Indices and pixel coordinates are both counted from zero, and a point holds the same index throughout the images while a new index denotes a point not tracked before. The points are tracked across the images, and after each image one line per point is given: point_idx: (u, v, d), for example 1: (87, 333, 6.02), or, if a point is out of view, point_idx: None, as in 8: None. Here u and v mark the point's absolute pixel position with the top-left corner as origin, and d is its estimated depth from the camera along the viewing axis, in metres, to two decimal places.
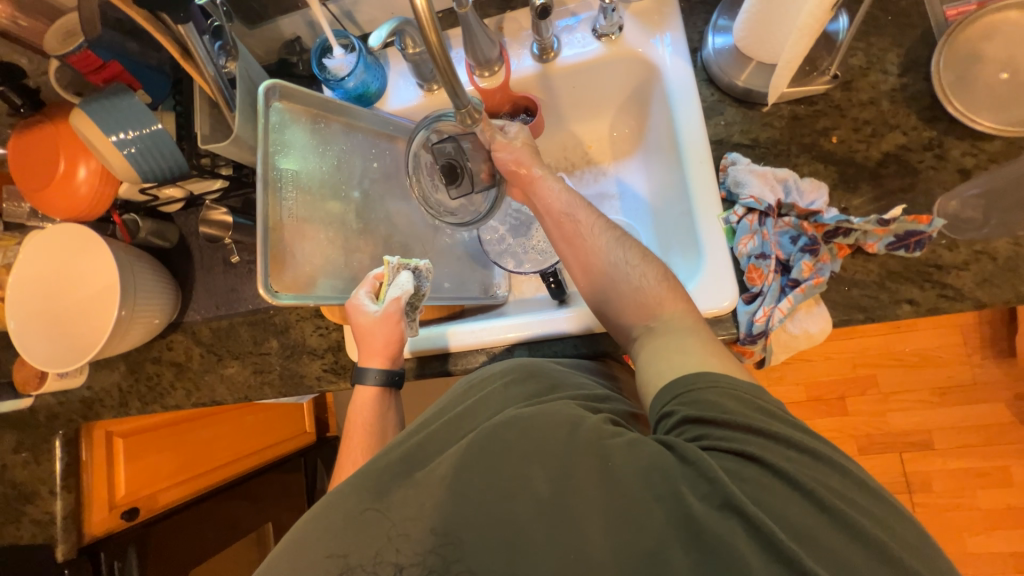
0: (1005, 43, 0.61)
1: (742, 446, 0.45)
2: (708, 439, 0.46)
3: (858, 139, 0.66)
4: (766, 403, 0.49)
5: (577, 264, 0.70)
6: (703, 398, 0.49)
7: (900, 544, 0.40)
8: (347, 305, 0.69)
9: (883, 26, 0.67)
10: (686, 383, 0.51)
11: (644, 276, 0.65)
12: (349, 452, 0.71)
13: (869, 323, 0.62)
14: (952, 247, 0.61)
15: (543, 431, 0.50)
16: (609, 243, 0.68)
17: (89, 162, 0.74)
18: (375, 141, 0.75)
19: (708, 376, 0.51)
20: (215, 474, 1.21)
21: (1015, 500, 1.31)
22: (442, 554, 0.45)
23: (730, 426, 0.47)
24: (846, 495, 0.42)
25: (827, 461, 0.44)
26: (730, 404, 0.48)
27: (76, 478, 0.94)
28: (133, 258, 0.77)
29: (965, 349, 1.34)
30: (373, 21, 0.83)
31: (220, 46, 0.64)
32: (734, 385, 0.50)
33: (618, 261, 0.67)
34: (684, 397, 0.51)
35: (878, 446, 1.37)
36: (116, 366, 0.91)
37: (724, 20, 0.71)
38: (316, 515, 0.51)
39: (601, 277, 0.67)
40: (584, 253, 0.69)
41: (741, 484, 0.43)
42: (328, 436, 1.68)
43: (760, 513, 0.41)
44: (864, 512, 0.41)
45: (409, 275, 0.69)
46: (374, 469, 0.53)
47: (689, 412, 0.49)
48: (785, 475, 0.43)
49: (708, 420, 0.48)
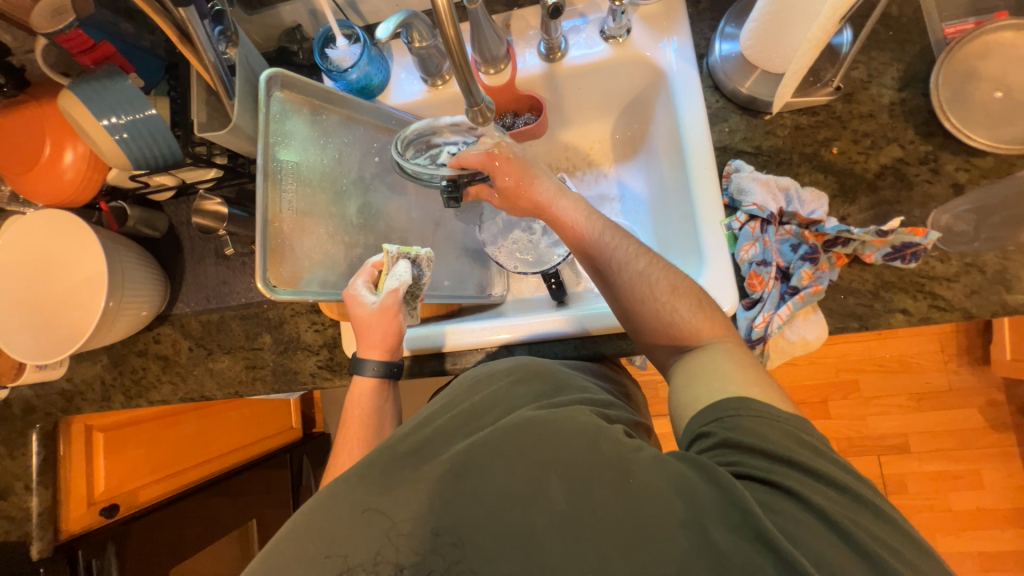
0: (1000, 62, 0.63)
1: (777, 478, 0.45)
2: (743, 469, 0.47)
3: (858, 151, 0.67)
4: (809, 436, 0.48)
5: (607, 289, 0.66)
6: (745, 426, 0.49)
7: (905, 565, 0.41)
8: (344, 295, 0.66)
9: (883, 41, 0.68)
10: (726, 408, 0.51)
11: (674, 310, 0.60)
12: (345, 443, 0.70)
13: (863, 331, 0.64)
14: (944, 259, 0.62)
15: (571, 449, 0.49)
16: (643, 271, 0.63)
17: (77, 147, 0.71)
18: (375, 134, 0.74)
19: (751, 405, 0.50)
20: (198, 469, 1.19)
21: (985, 501, 1.36)
22: (445, 555, 0.46)
23: (768, 457, 0.47)
24: (861, 522, 0.43)
25: (857, 497, 0.44)
26: (771, 434, 0.48)
27: (52, 474, 0.91)
28: (121, 248, 0.74)
29: (943, 356, 1.38)
30: (376, 12, 0.82)
31: (220, 31, 0.63)
32: (775, 415, 0.49)
33: (642, 298, 0.62)
34: (722, 423, 0.50)
35: (858, 448, 1.41)
36: (98, 358, 0.88)
37: (731, 28, 0.71)
38: (319, 504, 0.50)
39: (632, 307, 0.63)
40: (615, 281, 0.64)
41: (772, 516, 0.43)
42: (315, 432, 1.65)
43: (788, 546, 0.41)
44: (874, 536, 0.42)
45: (407, 264, 0.68)
46: (381, 460, 0.53)
47: (730, 438, 0.49)
48: (816, 510, 0.43)
49: (745, 448, 0.48)
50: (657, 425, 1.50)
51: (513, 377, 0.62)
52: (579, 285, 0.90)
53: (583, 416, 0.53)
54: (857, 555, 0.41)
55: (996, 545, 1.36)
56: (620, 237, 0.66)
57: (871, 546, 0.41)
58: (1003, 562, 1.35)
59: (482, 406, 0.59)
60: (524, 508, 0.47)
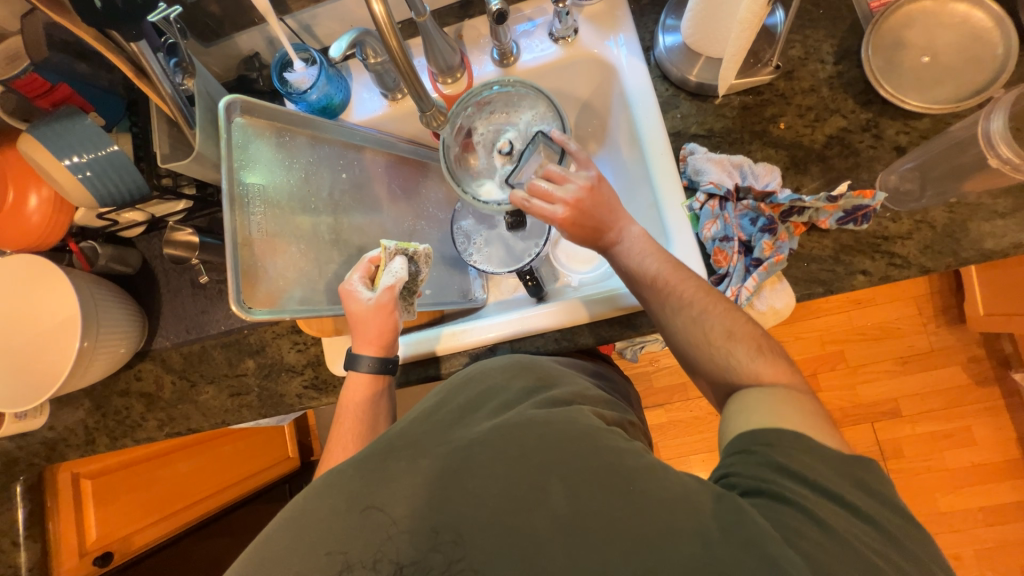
0: (923, 29, 0.66)
1: (813, 509, 0.44)
2: (772, 488, 0.46)
3: (804, 124, 0.70)
4: (857, 477, 0.47)
5: (672, 335, 0.63)
6: (799, 461, 0.47)
7: (862, 537, 0.43)
8: (340, 290, 0.68)
9: (816, 19, 0.72)
10: (786, 440, 0.48)
11: (730, 354, 0.58)
12: (339, 437, 0.70)
13: (829, 295, 0.66)
14: (896, 218, 0.65)
15: (567, 453, 0.50)
16: (703, 312, 0.60)
17: (41, 190, 0.71)
18: (342, 152, 0.75)
19: (810, 443, 0.48)
20: (193, 509, 1.18)
21: (979, 457, 1.39)
22: (445, 552, 0.47)
23: (813, 490, 0.45)
24: (824, 507, 0.45)
25: (835, 496, 0.45)
26: (826, 473, 0.46)
27: (42, 526, 0.89)
28: (95, 288, 0.74)
29: (921, 318, 1.42)
30: (332, 35, 0.84)
31: (176, 64, 0.64)
32: (833, 459, 0.47)
33: (695, 340, 0.61)
34: (778, 451, 0.48)
35: (852, 417, 1.43)
36: (80, 403, 0.86)
37: (672, 20, 0.74)
38: (316, 493, 0.52)
39: (693, 349, 0.61)
40: (676, 328, 0.62)
41: (774, 521, 0.44)
42: (312, 460, 1.62)
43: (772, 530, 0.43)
44: (832, 512, 0.44)
45: (404, 260, 0.69)
46: (377, 453, 0.54)
47: (780, 465, 0.47)
48: (813, 517, 0.44)
49: (793, 478, 0.46)
50: (654, 415, 1.50)
51: (510, 374, 0.63)
52: (558, 281, 0.92)
53: (583, 416, 0.55)
54: (820, 524, 0.43)
55: (994, 499, 1.38)
56: (678, 281, 0.62)
57: (835, 529, 0.43)
58: (1003, 517, 1.37)
59: (479, 399, 0.60)
60: (521, 503, 0.48)
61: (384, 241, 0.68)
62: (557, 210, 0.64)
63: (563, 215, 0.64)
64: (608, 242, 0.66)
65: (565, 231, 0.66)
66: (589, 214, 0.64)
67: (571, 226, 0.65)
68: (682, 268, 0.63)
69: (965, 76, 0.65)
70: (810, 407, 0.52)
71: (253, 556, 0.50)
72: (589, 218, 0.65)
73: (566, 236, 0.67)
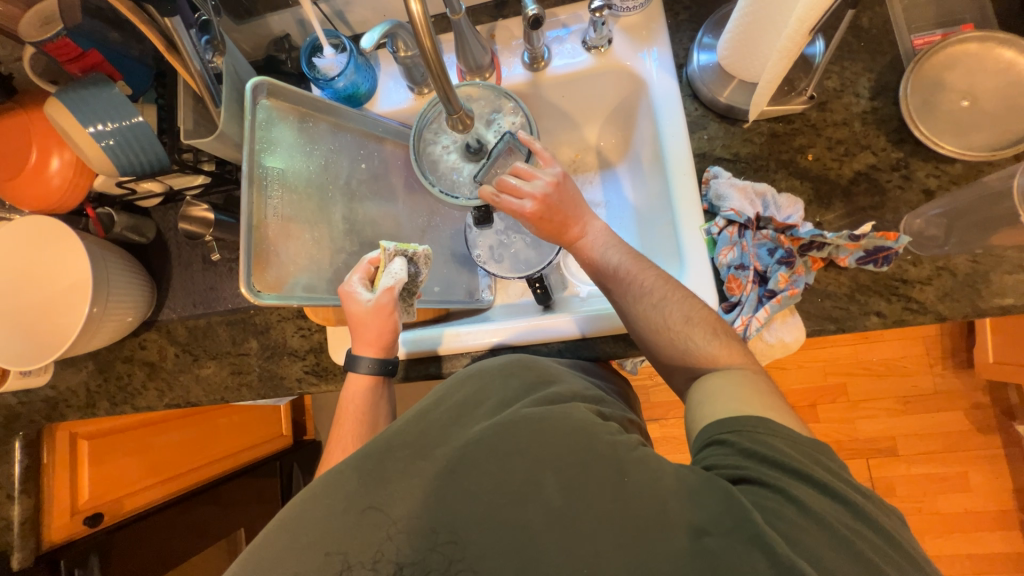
0: (967, 72, 0.65)
1: (787, 487, 0.45)
2: (748, 473, 0.46)
3: (832, 158, 0.69)
4: (826, 459, 0.48)
5: (634, 326, 0.65)
6: (760, 439, 0.48)
7: (884, 560, 0.41)
8: (339, 290, 0.67)
9: (855, 51, 0.70)
10: (744, 423, 0.50)
11: (689, 339, 0.60)
12: (339, 437, 0.70)
13: (840, 333, 0.65)
14: (917, 262, 0.64)
15: (563, 448, 0.50)
16: (663, 299, 0.62)
17: (63, 153, 0.71)
18: (363, 142, 0.75)
19: (772, 424, 0.49)
20: (186, 478, 1.18)
21: (973, 504, 1.37)
22: (445, 553, 0.47)
23: (782, 469, 0.46)
24: (832, 511, 0.44)
25: (832, 494, 0.45)
26: (791, 451, 0.47)
27: (35, 482, 0.89)
28: (107, 254, 0.74)
29: (928, 359, 1.40)
30: (364, 23, 0.83)
31: (208, 41, 0.64)
32: (796, 438, 0.48)
33: (656, 327, 0.62)
34: (742, 435, 0.49)
35: (848, 452, 1.42)
36: (83, 365, 0.87)
37: (709, 38, 0.73)
38: (314, 494, 0.52)
39: (653, 336, 0.63)
40: (635, 315, 0.64)
41: (771, 518, 0.43)
42: (305, 440, 1.64)
43: (788, 551, 0.41)
44: (858, 537, 0.42)
45: (404, 261, 0.68)
46: (375, 451, 0.54)
47: (745, 446, 0.48)
48: (808, 511, 0.43)
49: (760, 458, 0.47)
50: (650, 430, 1.50)
51: (506, 375, 0.62)
52: (567, 290, 0.92)
53: (579, 411, 0.54)
54: (843, 553, 0.41)
55: (984, 547, 1.36)
56: (638, 271, 0.65)
57: (845, 535, 0.42)
58: (992, 566, 1.36)
59: (476, 398, 0.60)
60: (519, 515, 0.47)
61: (385, 243, 0.67)
62: (525, 204, 0.65)
63: (530, 210, 0.65)
64: (572, 237, 0.70)
65: (533, 225, 0.68)
66: (553, 208, 0.66)
67: (532, 220, 0.67)
68: (643, 260, 0.66)
69: (1005, 124, 0.63)
70: (775, 397, 0.54)
71: (252, 557, 0.49)
72: (555, 212, 0.67)
73: (532, 229, 0.69)
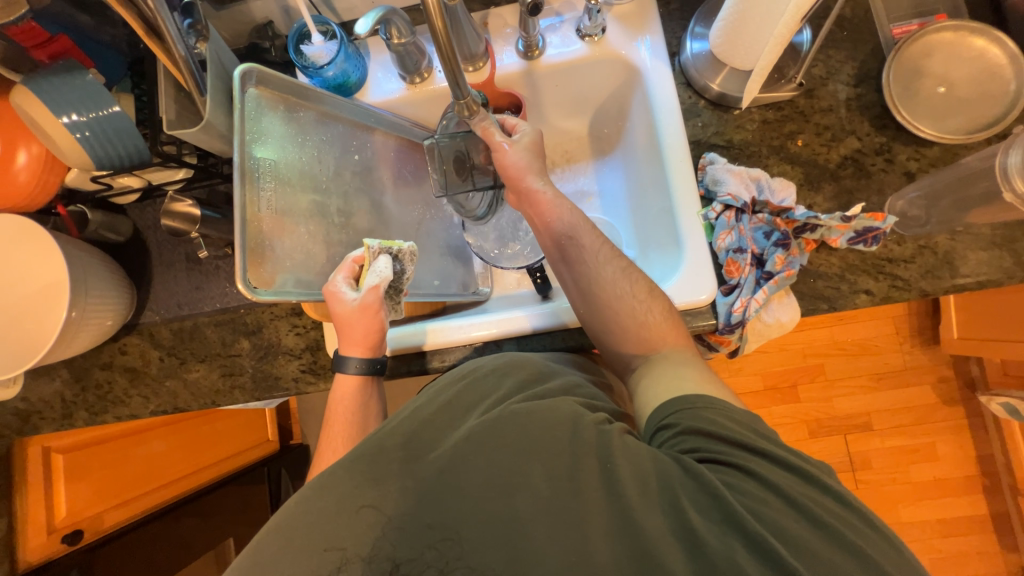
0: (941, 60, 0.68)
1: (740, 461, 0.49)
2: (704, 449, 0.51)
3: (820, 143, 0.71)
4: (760, 427, 0.53)
5: (596, 292, 0.67)
6: (699, 414, 0.53)
7: (854, 529, 0.46)
8: (324, 290, 0.65)
9: (839, 40, 0.73)
10: (688, 402, 0.55)
11: (649, 312, 0.64)
12: (329, 440, 0.68)
13: (832, 312, 0.68)
14: (900, 241, 0.67)
15: (550, 440, 0.51)
16: (624, 273, 0.67)
17: (30, 146, 0.67)
18: (354, 132, 0.72)
19: (709, 400, 0.55)
20: (162, 492, 1.12)
21: (942, 472, 1.46)
22: (441, 550, 0.47)
23: (727, 442, 0.51)
24: (801, 488, 0.48)
25: (780, 462, 0.49)
26: (728, 423, 0.52)
27: (7, 500, 0.84)
28: (83, 255, 0.70)
29: (898, 338, 1.48)
30: (351, 9, 0.81)
31: (190, 25, 0.59)
32: (731, 411, 0.54)
33: (621, 294, 0.65)
34: (685, 414, 0.54)
35: (826, 429, 1.49)
36: (57, 374, 0.82)
37: (700, 28, 0.74)
38: (306, 500, 0.50)
39: (614, 302, 0.65)
40: (598, 282, 0.67)
41: (736, 493, 0.47)
42: (292, 444, 1.60)
43: (757, 526, 0.45)
44: (828, 510, 0.46)
45: (389, 259, 0.67)
46: (367, 453, 0.52)
47: (688, 425, 0.53)
48: (765, 483, 0.48)
49: (707, 434, 0.52)
50: None
51: (500, 375, 0.61)
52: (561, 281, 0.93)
53: (567, 404, 0.55)
54: (806, 520, 0.46)
55: (951, 512, 1.46)
56: (603, 242, 0.69)
57: (805, 504, 0.46)
58: (958, 529, 1.45)
59: (464, 398, 0.59)
60: (521, 506, 0.48)
61: (368, 240, 0.66)
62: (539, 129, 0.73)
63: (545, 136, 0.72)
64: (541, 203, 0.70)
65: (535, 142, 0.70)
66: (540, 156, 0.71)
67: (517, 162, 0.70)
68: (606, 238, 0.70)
69: (977, 109, 0.67)
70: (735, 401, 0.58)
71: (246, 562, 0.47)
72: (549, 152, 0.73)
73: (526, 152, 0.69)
